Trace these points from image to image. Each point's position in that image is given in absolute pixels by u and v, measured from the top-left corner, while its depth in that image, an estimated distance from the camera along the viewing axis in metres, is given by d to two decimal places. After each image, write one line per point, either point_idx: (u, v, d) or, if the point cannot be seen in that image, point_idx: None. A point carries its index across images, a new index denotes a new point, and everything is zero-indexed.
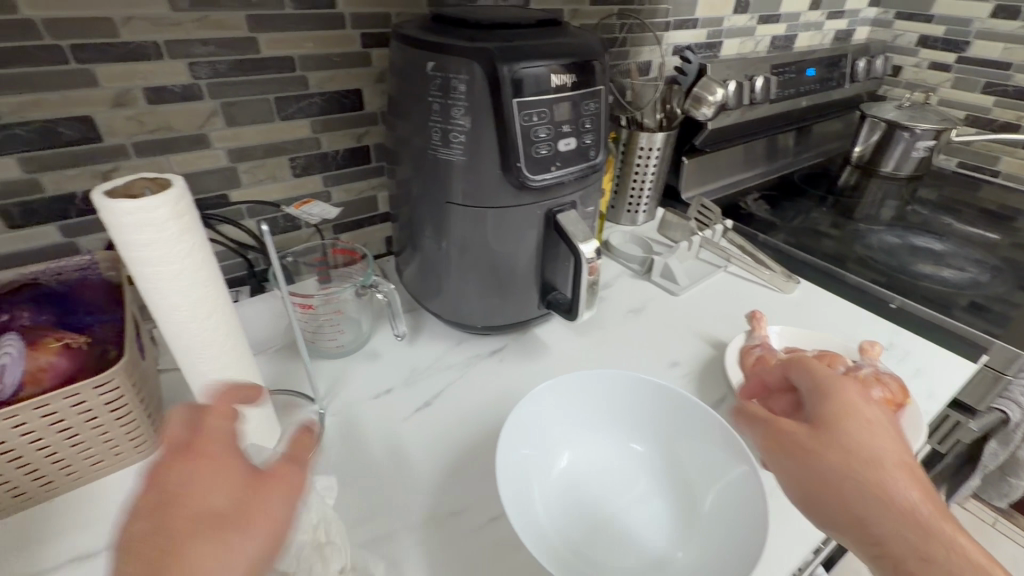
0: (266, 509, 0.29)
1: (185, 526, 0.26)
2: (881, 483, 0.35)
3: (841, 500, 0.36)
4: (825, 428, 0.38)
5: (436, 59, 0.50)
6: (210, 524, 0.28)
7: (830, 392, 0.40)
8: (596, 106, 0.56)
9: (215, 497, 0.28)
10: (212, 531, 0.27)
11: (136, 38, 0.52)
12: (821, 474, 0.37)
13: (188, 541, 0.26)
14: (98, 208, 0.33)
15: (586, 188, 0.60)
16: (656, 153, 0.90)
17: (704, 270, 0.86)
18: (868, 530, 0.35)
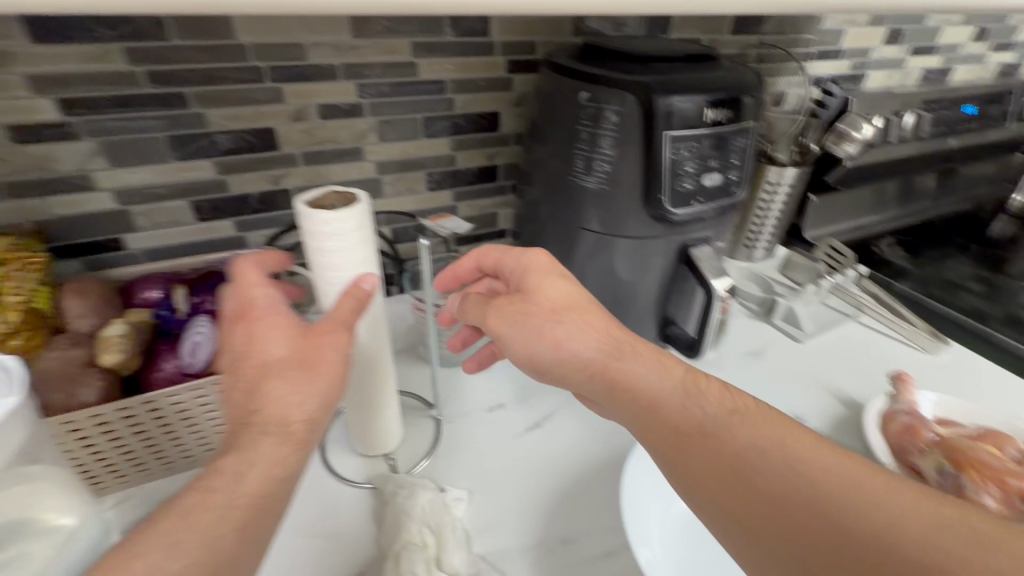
0: (325, 355, 0.37)
1: (241, 362, 0.36)
2: (594, 345, 0.42)
3: (520, 341, 0.43)
4: (525, 292, 0.45)
5: (590, 89, 0.51)
6: (298, 378, 0.36)
7: (568, 278, 0.46)
8: (746, 142, 0.54)
9: (274, 351, 0.36)
10: (281, 376, 0.35)
11: (319, 61, 0.58)
12: (560, 333, 0.42)
13: (254, 384, 0.35)
14: (303, 216, 0.37)
15: (723, 223, 0.58)
16: (784, 189, 0.85)
17: (832, 318, 0.80)
18: (645, 399, 0.39)
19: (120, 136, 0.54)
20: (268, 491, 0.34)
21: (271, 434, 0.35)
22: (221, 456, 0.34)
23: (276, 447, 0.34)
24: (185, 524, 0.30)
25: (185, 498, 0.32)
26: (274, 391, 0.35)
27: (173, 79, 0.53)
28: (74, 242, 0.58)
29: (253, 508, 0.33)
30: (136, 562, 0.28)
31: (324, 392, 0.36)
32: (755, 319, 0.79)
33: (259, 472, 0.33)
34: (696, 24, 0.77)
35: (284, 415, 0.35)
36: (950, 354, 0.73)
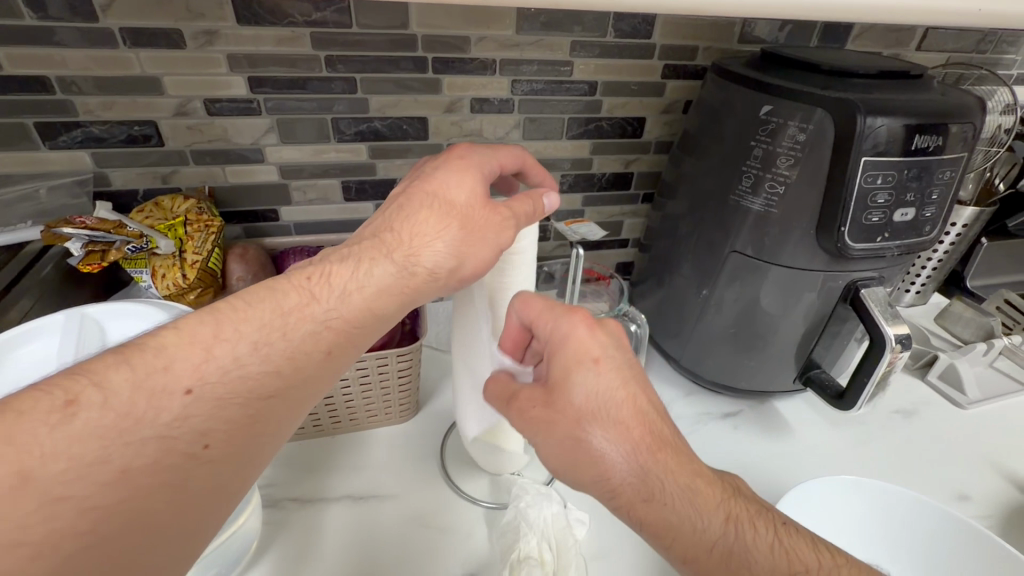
0: (491, 229, 0.38)
1: (423, 184, 0.38)
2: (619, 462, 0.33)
3: (544, 452, 0.36)
4: (556, 392, 0.35)
5: (775, 102, 0.47)
6: (453, 232, 0.37)
7: (601, 365, 0.35)
8: (950, 177, 0.47)
9: (453, 202, 0.37)
10: (444, 219, 0.37)
11: (481, 54, 0.58)
12: (579, 449, 0.34)
13: (415, 209, 0.37)
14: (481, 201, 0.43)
15: (898, 266, 0.52)
16: (959, 229, 0.74)
17: (1004, 385, 0.68)
18: (682, 553, 0.33)
19: (294, 115, 0.58)
20: (366, 318, 0.35)
21: (395, 265, 0.36)
22: (339, 263, 0.36)
23: (392, 276, 0.36)
24: (280, 325, 0.32)
25: (287, 294, 0.33)
26: (426, 227, 0.37)
27: (348, 65, 0.56)
28: (240, 209, 0.63)
29: (343, 331, 0.34)
30: (224, 343, 0.30)
31: (464, 257, 0.37)
32: (905, 372, 0.69)
33: (356, 301, 0.34)
34: (879, 37, 0.69)
35: (418, 255, 0.36)
36: None
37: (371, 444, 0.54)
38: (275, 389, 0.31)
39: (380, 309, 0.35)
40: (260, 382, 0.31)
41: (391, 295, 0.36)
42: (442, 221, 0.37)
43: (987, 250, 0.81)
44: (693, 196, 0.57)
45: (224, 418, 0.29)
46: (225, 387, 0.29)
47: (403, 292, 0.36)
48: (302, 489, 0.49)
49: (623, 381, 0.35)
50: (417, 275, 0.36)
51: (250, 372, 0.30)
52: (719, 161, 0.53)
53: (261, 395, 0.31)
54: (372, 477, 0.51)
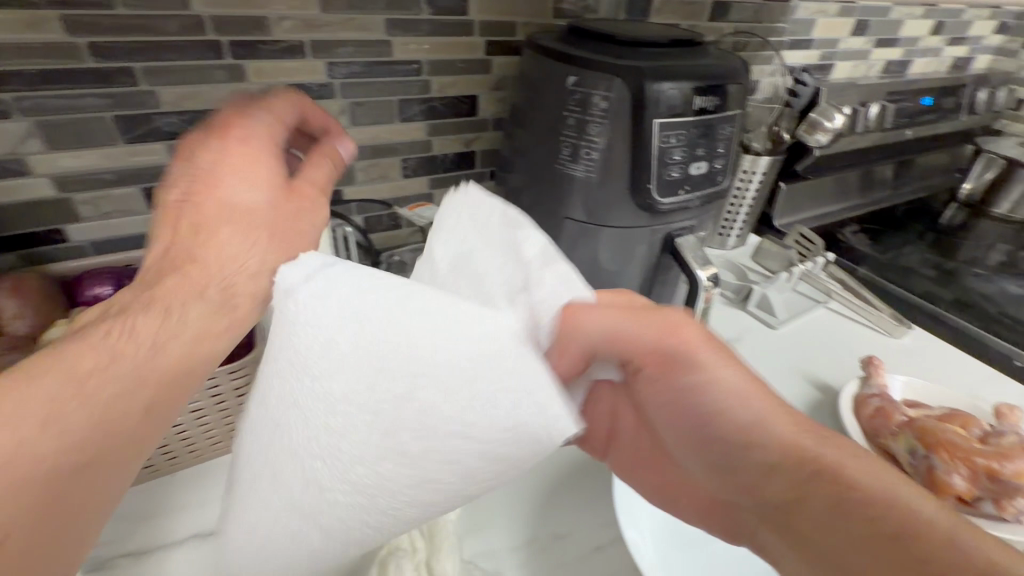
0: (309, 222, 0.35)
1: (206, 184, 0.32)
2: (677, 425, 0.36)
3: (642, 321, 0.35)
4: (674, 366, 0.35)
5: (579, 73, 0.50)
6: (269, 239, 0.33)
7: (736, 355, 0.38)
8: (731, 132, 0.54)
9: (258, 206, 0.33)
10: (249, 229, 0.32)
11: (286, 36, 0.54)
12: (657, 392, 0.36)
13: (212, 230, 0.32)
14: None
15: (704, 214, 0.59)
16: (758, 177, 0.87)
17: (803, 304, 0.82)
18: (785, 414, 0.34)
19: (60, 115, 0.49)
20: (184, 369, 0.31)
21: (204, 301, 0.32)
22: (139, 312, 0.30)
23: (206, 316, 0.32)
24: (78, 391, 0.27)
25: (84, 355, 0.28)
26: (231, 244, 0.32)
27: (122, 53, 0.48)
28: (10, 234, 0.52)
29: (163, 383, 0.30)
30: (3, 428, 0.25)
31: (287, 261, 0.34)
32: (731, 306, 0.80)
33: (174, 345, 0.31)
34: (676, 10, 0.76)
35: (231, 279, 0.32)
36: (912, 338, 0.76)
37: (219, 474, 0.49)
38: (91, 455, 0.27)
39: (200, 355, 0.32)
40: (69, 455, 0.26)
41: (208, 336, 0.32)
42: (251, 229, 0.32)
43: (785, 193, 0.97)
44: (527, 168, 0.59)
45: (33, 498, 0.25)
46: (21, 471, 0.25)
47: (224, 324, 0.32)
48: (137, 542, 0.43)
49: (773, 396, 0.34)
50: (236, 301, 0.32)
51: (44, 454, 0.26)
52: (542, 133, 0.55)
53: (76, 463, 0.27)
54: (222, 509, 0.46)
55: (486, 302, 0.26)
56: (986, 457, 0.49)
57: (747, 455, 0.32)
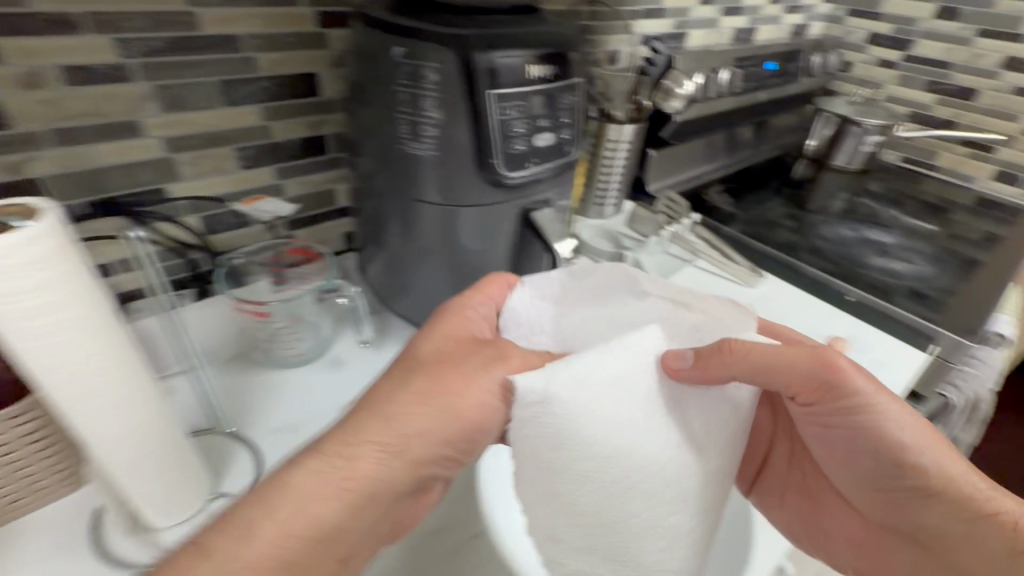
0: (479, 382, 0.41)
1: (460, 376, 0.42)
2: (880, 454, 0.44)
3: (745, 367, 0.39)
4: (870, 411, 0.42)
5: (406, 44, 0.46)
6: (439, 387, 0.41)
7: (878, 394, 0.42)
8: (574, 100, 0.54)
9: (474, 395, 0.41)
10: (421, 399, 0.41)
11: (49, 7, 0.45)
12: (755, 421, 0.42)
13: (420, 396, 0.41)
14: None
15: (561, 186, 0.58)
16: (624, 146, 0.89)
17: (673, 265, 0.86)
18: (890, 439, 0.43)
19: None
20: (376, 484, 0.39)
21: (387, 457, 0.40)
22: (366, 458, 0.39)
23: (386, 464, 0.39)
24: (292, 509, 0.37)
25: (257, 498, 0.37)
26: (407, 407, 0.40)
27: None
28: None
29: (360, 492, 0.38)
30: (245, 543, 0.35)
31: (497, 409, 0.42)
32: None
33: (367, 472, 0.39)
34: None
35: (462, 407, 0.41)
36: (766, 286, 0.83)
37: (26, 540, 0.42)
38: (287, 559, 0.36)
39: (378, 481, 0.39)
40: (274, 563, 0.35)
41: (387, 476, 0.40)
42: (432, 387, 0.41)
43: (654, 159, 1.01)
44: (373, 151, 0.55)
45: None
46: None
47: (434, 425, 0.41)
48: None
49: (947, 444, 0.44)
50: (457, 440, 0.42)
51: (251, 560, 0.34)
52: (379, 112, 0.51)
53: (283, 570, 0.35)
54: None
55: (646, 429, 0.37)
56: None
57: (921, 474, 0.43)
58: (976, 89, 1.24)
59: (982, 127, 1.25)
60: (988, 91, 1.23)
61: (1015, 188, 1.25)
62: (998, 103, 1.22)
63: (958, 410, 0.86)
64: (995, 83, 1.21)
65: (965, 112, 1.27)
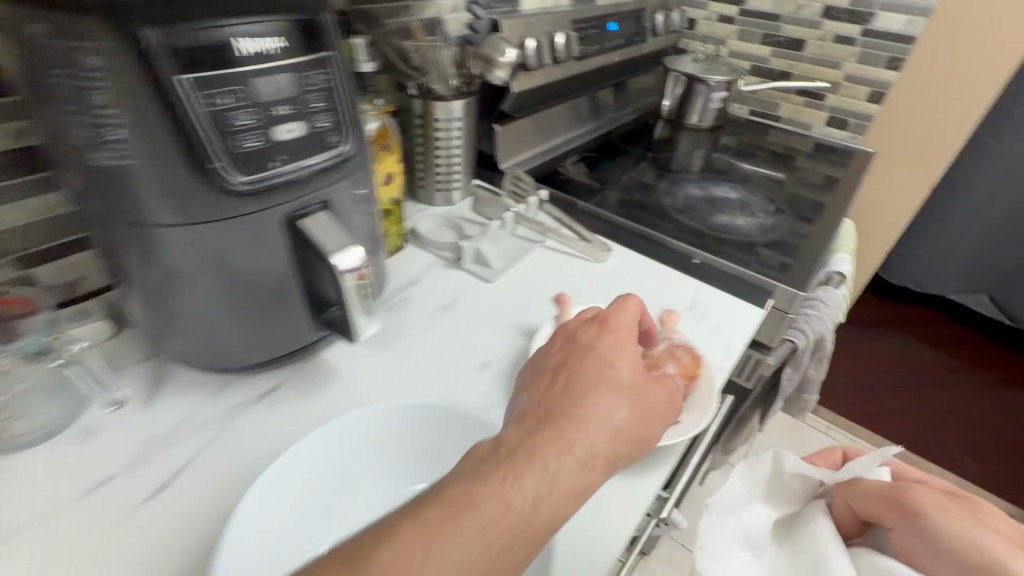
0: (597, 406, 0.38)
1: (623, 368, 0.41)
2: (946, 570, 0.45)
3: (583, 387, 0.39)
4: (918, 524, 0.47)
5: (46, 18, 0.34)
6: (599, 404, 0.38)
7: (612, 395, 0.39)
8: (326, 78, 0.44)
9: (603, 445, 0.37)
10: (619, 397, 0.39)
11: None
12: (914, 556, 0.47)
13: (586, 391, 0.39)
14: None
15: (341, 182, 0.49)
16: (457, 124, 0.82)
17: (521, 248, 0.80)
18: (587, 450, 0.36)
19: None
20: (555, 513, 0.34)
21: (575, 462, 0.35)
22: (529, 465, 0.34)
23: (575, 470, 0.35)
24: (485, 521, 0.32)
25: (463, 505, 0.32)
26: (607, 408, 0.38)
27: None
28: None
29: (507, 527, 0.33)
30: (458, 547, 0.31)
31: (615, 411, 0.38)
32: (449, 268, 0.75)
33: (513, 516, 0.33)
34: None
35: (591, 442, 0.36)
36: (615, 259, 0.80)
37: None
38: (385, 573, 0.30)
39: (534, 524, 0.33)
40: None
41: (567, 494, 0.35)
42: (592, 402, 0.38)
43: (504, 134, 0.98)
44: (70, 163, 0.42)
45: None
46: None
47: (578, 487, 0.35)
48: None
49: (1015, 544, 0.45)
50: (595, 465, 0.36)
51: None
52: (51, 112, 0.38)
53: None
54: None
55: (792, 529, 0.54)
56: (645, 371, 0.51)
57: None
58: (804, 39, 1.29)
59: (812, 75, 1.32)
60: (813, 40, 1.28)
61: (845, 131, 1.34)
62: (823, 51, 1.28)
63: (805, 353, 0.89)
64: (819, 32, 1.27)
65: (797, 62, 1.32)
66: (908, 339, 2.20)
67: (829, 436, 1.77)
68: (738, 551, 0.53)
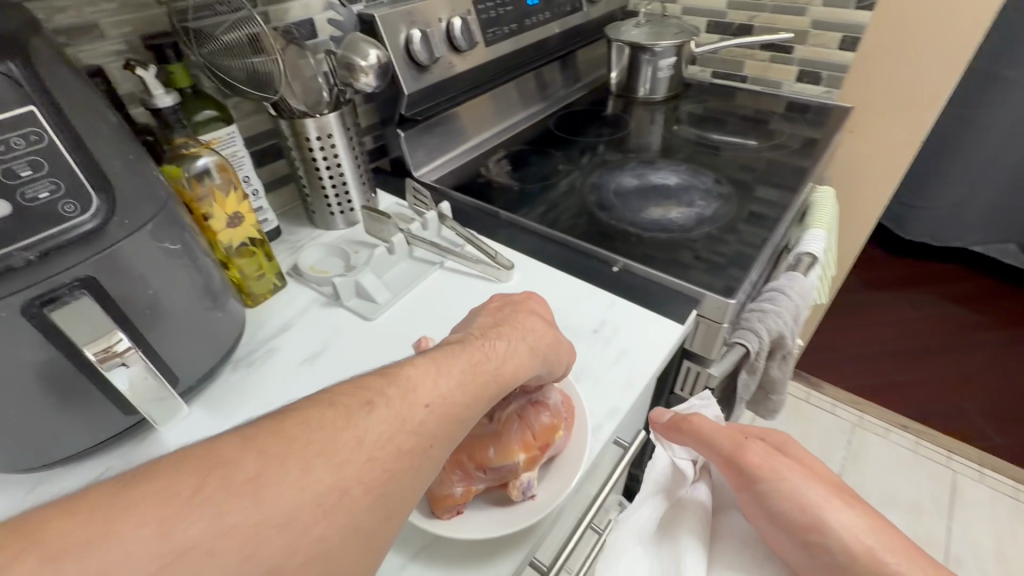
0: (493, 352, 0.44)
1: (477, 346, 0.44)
2: (796, 555, 0.44)
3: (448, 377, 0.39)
4: (755, 488, 0.47)
5: None
6: (443, 362, 0.40)
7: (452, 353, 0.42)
8: (30, 139, 0.37)
9: (475, 368, 0.41)
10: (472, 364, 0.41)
11: None
12: (761, 526, 0.46)
13: (446, 359, 0.41)
14: None
15: (103, 252, 0.42)
16: (333, 140, 0.73)
17: (415, 274, 0.71)
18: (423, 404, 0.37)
19: None
20: (369, 473, 0.32)
21: (388, 410, 0.35)
22: (327, 415, 0.34)
23: (389, 425, 0.35)
24: (259, 487, 0.29)
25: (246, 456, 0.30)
26: (452, 371, 0.40)
27: None
28: None
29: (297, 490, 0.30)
30: (226, 515, 0.27)
31: (449, 374, 0.39)
32: (329, 306, 0.67)
33: (286, 498, 0.29)
34: None
35: (422, 389, 0.38)
36: (521, 276, 0.70)
37: None
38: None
39: (316, 491, 0.30)
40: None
41: (384, 441, 0.34)
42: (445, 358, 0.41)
43: (408, 140, 0.90)
44: None
45: None
46: None
47: (393, 421, 0.35)
48: None
49: (825, 485, 0.46)
50: (409, 407, 0.36)
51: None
52: None
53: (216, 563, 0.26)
54: None
55: None
56: (485, 445, 0.44)
57: (824, 543, 0.42)
58: None
59: (776, 26, 1.17)
60: None
61: (819, 86, 1.20)
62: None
63: (762, 356, 0.79)
64: None
65: (758, 13, 1.18)
66: (929, 301, 2.02)
67: (836, 417, 1.64)
68: (634, 545, 0.51)
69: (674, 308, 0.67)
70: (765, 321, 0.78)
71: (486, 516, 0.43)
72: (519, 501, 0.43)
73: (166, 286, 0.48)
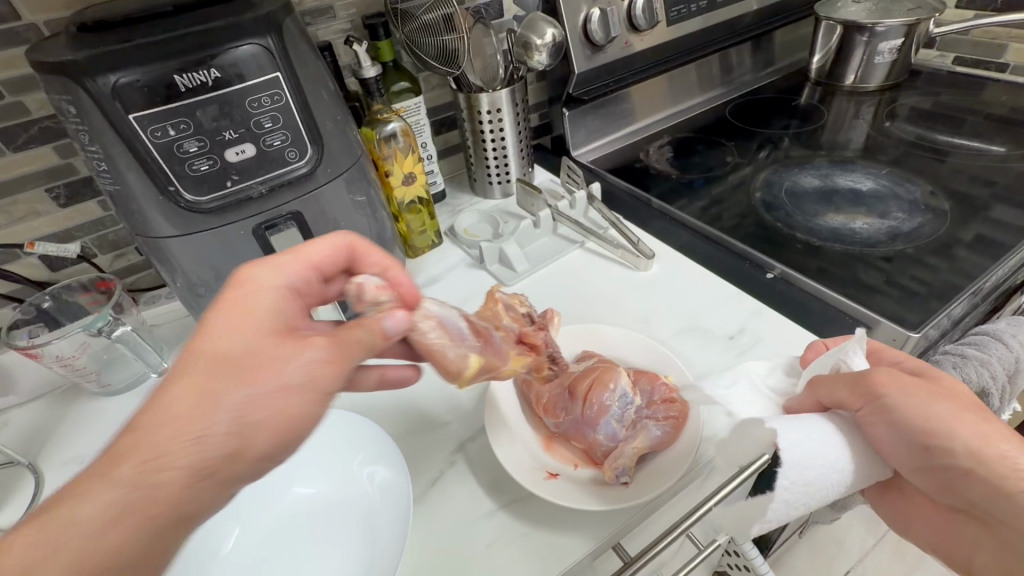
0: (263, 276, 0.38)
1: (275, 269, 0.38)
2: (910, 459, 0.39)
3: (240, 304, 0.35)
4: (878, 403, 0.39)
5: (45, 79, 0.42)
6: (227, 304, 0.35)
7: (247, 279, 0.37)
8: (274, 98, 0.47)
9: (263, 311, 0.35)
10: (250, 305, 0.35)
11: None
12: (877, 438, 0.40)
13: (233, 299, 0.36)
14: None
15: (309, 193, 0.52)
16: (501, 115, 0.78)
17: (554, 249, 0.73)
18: (219, 358, 0.32)
19: None
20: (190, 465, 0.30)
21: (179, 374, 0.31)
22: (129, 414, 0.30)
23: (188, 395, 0.31)
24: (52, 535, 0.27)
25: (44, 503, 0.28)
26: (237, 321, 0.34)
27: None
28: None
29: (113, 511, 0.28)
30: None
31: (235, 327, 0.34)
32: (473, 268, 0.73)
33: (88, 514, 0.28)
34: None
35: (219, 346, 0.33)
36: (660, 267, 0.68)
37: None
38: None
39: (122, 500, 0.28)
40: None
41: (174, 412, 0.30)
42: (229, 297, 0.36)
43: (571, 120, 0.91)
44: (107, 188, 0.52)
45: None
46: None
47: (184, 388, 0.31)
48: None
49: (957, 401, 0.39)
50: (195, 360, 0.32)
51: None
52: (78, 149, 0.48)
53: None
54: None
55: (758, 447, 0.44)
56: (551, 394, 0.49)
57: (947, 446, 0.37)
58: None
59: None
60: None
61: None
62: None
63: None
64: None
65: None
66: None
67: None
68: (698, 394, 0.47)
69: (835, 330, 0.59)
70: (965, 368, 0.64)
71: (582, 485, 0.44)
72: (613, 483, 0.43)
73: (352, 226, 0.57)
